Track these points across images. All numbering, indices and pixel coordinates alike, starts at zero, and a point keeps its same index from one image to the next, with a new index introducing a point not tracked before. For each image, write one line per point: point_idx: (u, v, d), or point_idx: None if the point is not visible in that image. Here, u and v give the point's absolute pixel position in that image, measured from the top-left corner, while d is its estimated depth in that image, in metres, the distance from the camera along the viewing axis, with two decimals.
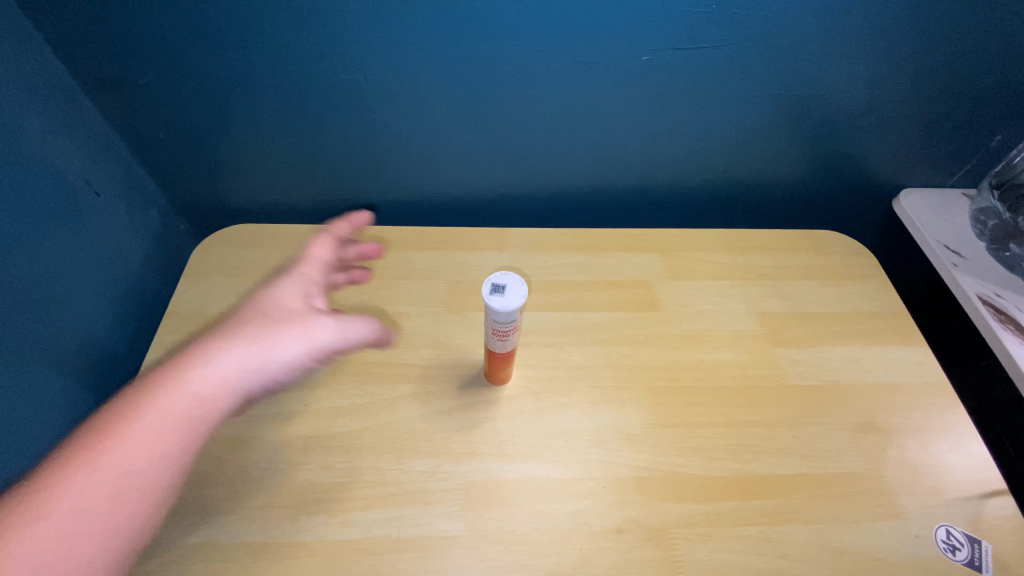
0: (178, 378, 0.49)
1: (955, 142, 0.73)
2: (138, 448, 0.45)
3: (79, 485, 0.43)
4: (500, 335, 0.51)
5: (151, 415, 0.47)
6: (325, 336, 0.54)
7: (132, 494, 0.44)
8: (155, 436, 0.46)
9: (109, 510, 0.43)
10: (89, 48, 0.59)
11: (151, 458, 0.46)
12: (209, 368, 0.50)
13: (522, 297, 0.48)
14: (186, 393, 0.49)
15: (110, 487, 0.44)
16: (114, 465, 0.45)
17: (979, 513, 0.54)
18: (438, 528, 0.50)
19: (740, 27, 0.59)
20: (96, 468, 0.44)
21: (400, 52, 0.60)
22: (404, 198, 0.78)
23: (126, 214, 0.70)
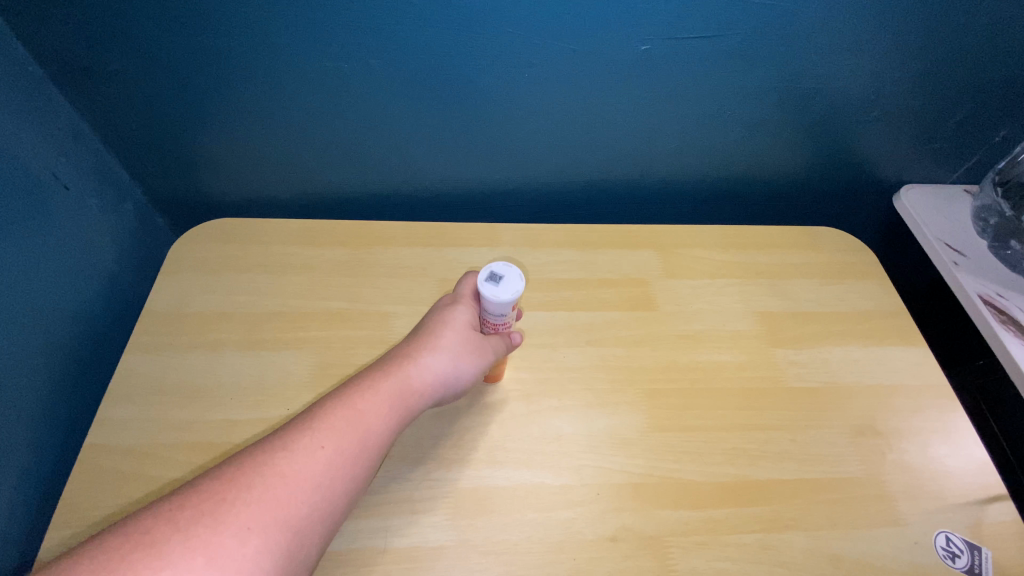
0: (392, 376, 0.46)
1: (959, 137, 0.72)
2: (352, 447, 0.40)
3: (293, 479, 0.37)
4: (491, 324, 0.50)
5: (368, 417, 0.42)
6: (491, 341, 0.51)
7: (340, 498, 0.39)
8: (369, 433, 0.42)
9: (321, 512, 0.37)
10: (54, 33, 0.56)
11: (364, 459, 0.41)
12: (416, 365, 0.47)
13: (518, 291, 0.46)
14: (397, 390, 0.45)
15: (324, 486, 0.38)
16: (336, 463, 0.39)
17: (978, 519, 0.53)
18: (426, 538, 0.49)
19: (743, 16, 0.56)
20: (304, 462, 0.38)
21: (387, 40, 0.57)
22: (393, 191, 0.75)
23: (98, 209, 0.68)
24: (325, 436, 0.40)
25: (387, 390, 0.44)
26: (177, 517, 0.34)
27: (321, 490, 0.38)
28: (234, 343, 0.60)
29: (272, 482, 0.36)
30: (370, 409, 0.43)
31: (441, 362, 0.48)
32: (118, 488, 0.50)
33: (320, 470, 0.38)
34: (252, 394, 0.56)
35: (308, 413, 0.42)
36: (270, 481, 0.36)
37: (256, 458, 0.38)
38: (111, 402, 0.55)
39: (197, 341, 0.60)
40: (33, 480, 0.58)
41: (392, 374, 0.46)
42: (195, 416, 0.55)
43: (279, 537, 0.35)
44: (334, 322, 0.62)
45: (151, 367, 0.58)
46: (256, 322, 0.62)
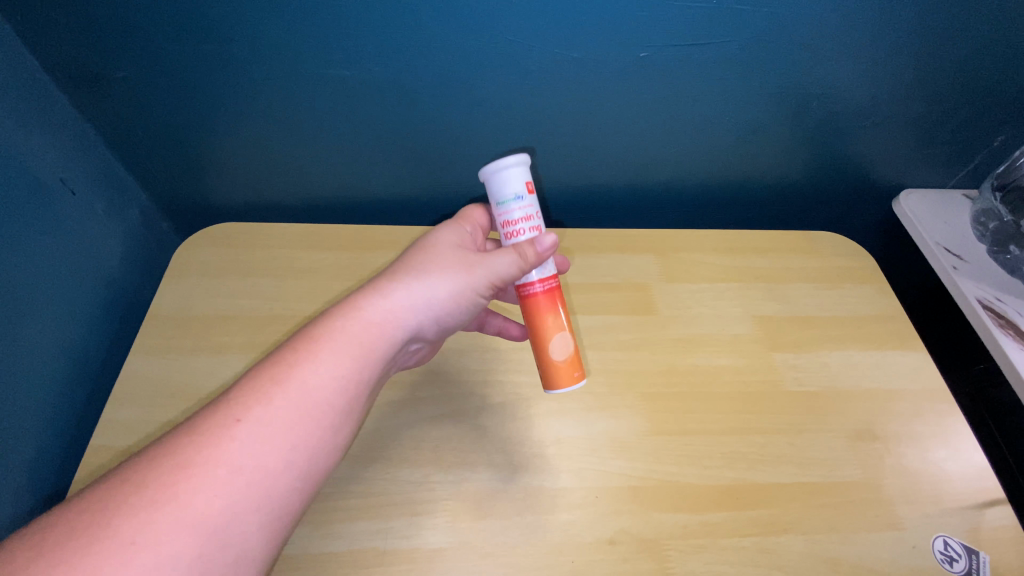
0: (344, 329, 0.43)
1: (957, 142, 0.72)
2: (287, 423, 0.38)
3: (214, 464, 0.35)
4: (512, 228, 0.48)
5: (306, 386, 0.40)
6: (486, 261, 0.48)
7: (274, 479, 0.37)
8: (310, 403, 0.39)
9: (253, 497, 0.35)
10: (61, 41, 0.57)
11: (303, 432, 0.38)
12: (380, 308, 0.45)
13: (519, 158, 0.47)
14: (346, 349, 0.42)
15: (254, 471, 0.36)
16: (268, 440, 0.37)
17: (976, 524, 0.53)
18: (426, 540, 0.49)
19: (739, 23, 0.57)
20: (227, 446, 0.36)
21: (387, 46, 0.57)
22: (395, 195, 0.76)
23: (104, 213, 0.69)
24: (257, 412, 0.38)
25: (333, 350, 0.42)
26: (93, 514, 0.32)
27: (253, 471, 0.36)
28: (237, 346, 0.61)
29: (193, 469, 0.34)
30: (308, 374, 0.40)
31: (414, 302, 0.46)
32: None
33: (249, 453, 0.36)
34: None
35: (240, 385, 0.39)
36: (190, 469, 0.34)
37: (179, 443, 0.36)
38: (116, 404, 0.56)
39: (200, 344, 0.61)
40: (38, 480, 0.59)
41: (340, 330, 0.43)
42: None
43: (200, 532, 0.33)
44: None
45: (156, 370, 0.59)
46: (259, 326, 0.63)
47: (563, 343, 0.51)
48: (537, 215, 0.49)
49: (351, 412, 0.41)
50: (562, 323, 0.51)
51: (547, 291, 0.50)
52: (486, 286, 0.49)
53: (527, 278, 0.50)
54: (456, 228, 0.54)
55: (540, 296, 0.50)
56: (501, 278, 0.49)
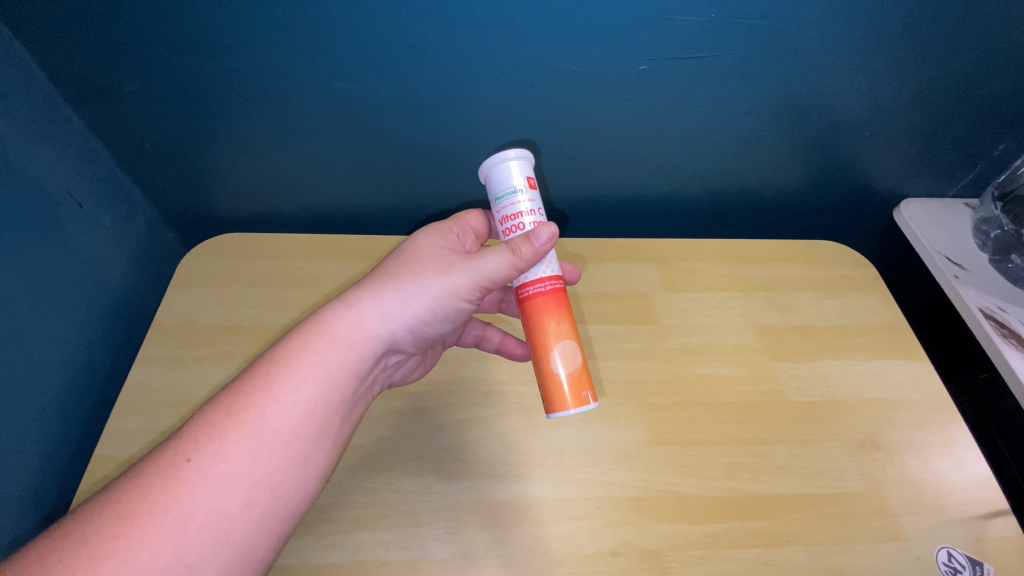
0: (308, 351, 0.45)
1: (957, 152, 0.72)
2: (243, 458, 0.40)
3: (169, 507, 0.38)
4: (514, 221, 0.49)
5: (264, 418, 0.42)
6: (474, 261, 0.49)
7: (231, 516, 0.39)
8: (268, 436, 0.42)
9: (207, 539, 0.38)
10: (70, 58, 0.58)
11: (259, 467, 0.41)
12: (348, 322, 0.47)
13: (521, 154, 0.50)
14: (308, 374, 0.44)
15: (207, 513, 0.38)
16: (224, 476, 0.40)
17: (980, 535, 0.52)
18: (427, 551, 0.49)
19: (739, 37, 0.57)
20: (183, 489, 0.38)
21: (390, 60, 0.58)
22: (397, 204, 0.77)
23: (110, 224, 0.70)
24: (214, 449, 0.40)
25: (293, 378, 0.44)
26: (55, 562, 0.35)
27: (207, 510, 0.38)
28: (241, 356, 0.61)
29: (148, 514, 0.37)
30: (270, 403, 0.42)
31: (385, 315, 0.48)
32: None
33: (202, 496, 0.39)
34: None
35: (202, 417, 0.42)
36: (148, 512, 0.37)
37: (139, 484, 0.39)
38: (120, 414, 0.57)
39: (204, 354, 0.61)
40: (44, 489, 0.59)
41: (302, 354, 0.45)
42: None
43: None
44: None
45: (160, 380, 0.59)
46: (262, 336, 0.63)
47: (564, 353, 0.50)
48: (538, 212, 0.50)
49: (311, 442, 0.43)
50: (564, 330, 0.50)
51: (547, 292, 0.50)
52: (473, 287, 0.50)
53: (526, 279, 0.50)
54: (442, 230, 0.55)
55: (539, 298, 0.50)
56: (490, 278, 0.49)
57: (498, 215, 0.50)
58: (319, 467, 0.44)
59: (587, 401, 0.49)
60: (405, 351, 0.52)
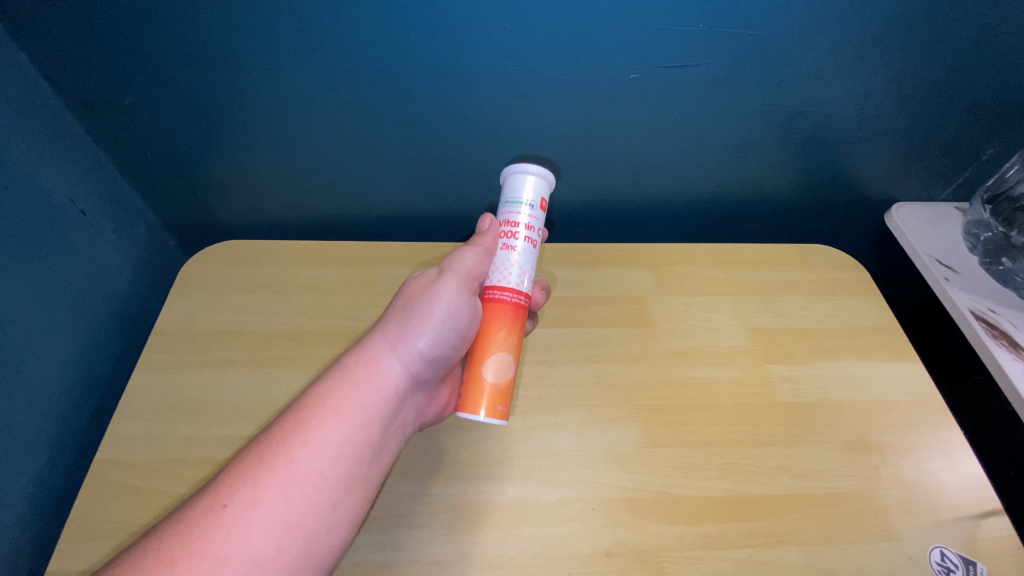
0: (334, 397, 0.48)
1: (946, 156, 0.73)
2: (275, 503, 0.42)
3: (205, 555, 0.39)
4: (511, 226, 0.54)
5: (294, 463, 0.44)
6: (451, 264, 0.54)
7: (265, 559, 0.41)
8: (298, 479, 0.44)
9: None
10: (74, 69, 0.59)
11: (292, 510, 0.43)
12: (362, 363, 0.51)
13: (541, 174, 0.56)
14: (333, 418, 0.47)
15: (242, 557, 0.40)
16: (257, 522, 0.41)
17: (973, 534, 0.53)
18: (424, 553, 0.50)
19: (728, 44, 0.59)
20: (218, 536, 0.40)
21: (386, 70, 0.59)
22: (396, 211, 0.78)
23: (113, 233, 0.71)
24: (247, 495, 0.42)
25: (319, 423, 0.47)
26: None
27: (240, 555, 0.40)
28: (240, 361, 0.62)
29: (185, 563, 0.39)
30: (298, 448, 0.45)
31: (394, 347, 0.52)
32: (128, 501, 0.52)
33: (236, 541, 0.40)
34: (258, 410, 0.58)
35: (235, 465, 0.44)
36: (184, 557, 0.39)
37: (175, 533, 0.40)
38: (121, 419, 0.58)
39: (204, 359, 0.62)
40: (45, 494, 0.60)
41: (328, 399, 0.48)
42: (200, 432, 0.57)
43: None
44: (336, 340, 0.64)
45: (161, 385, 0.60)
46: (261, 341, 0.64)
47: (499, 364, 0.53)
48: (537, 229, 0.55)
49: (341, 485, 0.46)
50: (508, 343, 0.54)
51: (507, 303, 0.53)
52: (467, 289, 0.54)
53: (496, 284, 0.54)
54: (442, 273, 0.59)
55: (495, 305, 0.53)
56: (473, 275, 0.54)
57: (501, 216, 0.55)
58: (350, 511, 0.46)
59: (499, 415, 0.52)
60: (427, 381, 0.54)
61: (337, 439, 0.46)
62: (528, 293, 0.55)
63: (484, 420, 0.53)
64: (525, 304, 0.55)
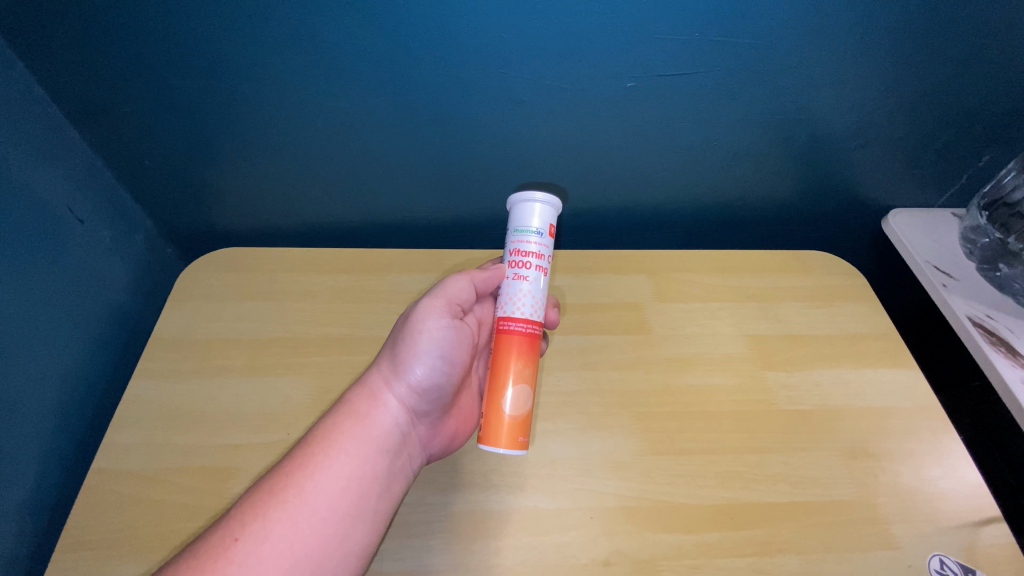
0: (337, 434, 0.51)
1: (942, 162, 0.74)
2: (285, 537, 0.44)
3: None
4: (522, 257, 0.54)
5: (302, 498, 0.46)
6: (431, 289, 0.56)
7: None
8: (307, 514, 0.46)
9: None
10: (73, 77, 0.59)
11: (301, 544, 0.45)
12: (360, 398, 0.53)
13: (548, 199, 0.54)
14: (340, 453, 0.50)
15: None
16: (268, 554, 0.43)
17: (973, 542, 0.52)
18: (421, 562, 0.50)
19: (724, 52, 0.59)
20: (232, 563, 0.42)
21: (384, 78, 0.59)
22: (395, 218, 0.78)
23: (111, 240, 0.71)
24: (259, 529, 0.44)
25: (327, 457, 0.49)
26: None
27: None
28: (237, 369, 0.62)
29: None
30: (305, 483, 0.47)
31: (390, 381, 0.54)
32: (125, 510, 0.52)
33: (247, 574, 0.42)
34: (255, 418, 0.58)
35: (247, 500, 0.46)
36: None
37: (191, 565, 0.42)
38: (119, 427, 0.58)
39: (202, 367, 0.62)
40: (42, 503, 0.60)
41: (334, 435, 0.50)
42: (198, 441, 0.57)
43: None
44: (333, 347, 0.64)
45: (158, 393, 0.60)
46: (258, 348, 0.64)
47: (517, 396, 0.53)
48: (547, 257, 0.55)
49: (349, 518, 0.47)
50: (525, 375, 0.54)
51: (522, 335, 0.54)
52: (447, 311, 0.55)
53: (509, 315, 0.54)
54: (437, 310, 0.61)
55: (508, 337, 0.54)
56: (451, 297, 0.56)
57: (510, 246, 0.55)
58: (358, 545, 0.47)
59: (521, 445, 0.53)
60: (425, 411, 0.55)
61: (342, 474, 0.49)
62: (542, 320, 0.56)
63: (506, 451, 0.53)
64: (538, 333, 0.55)
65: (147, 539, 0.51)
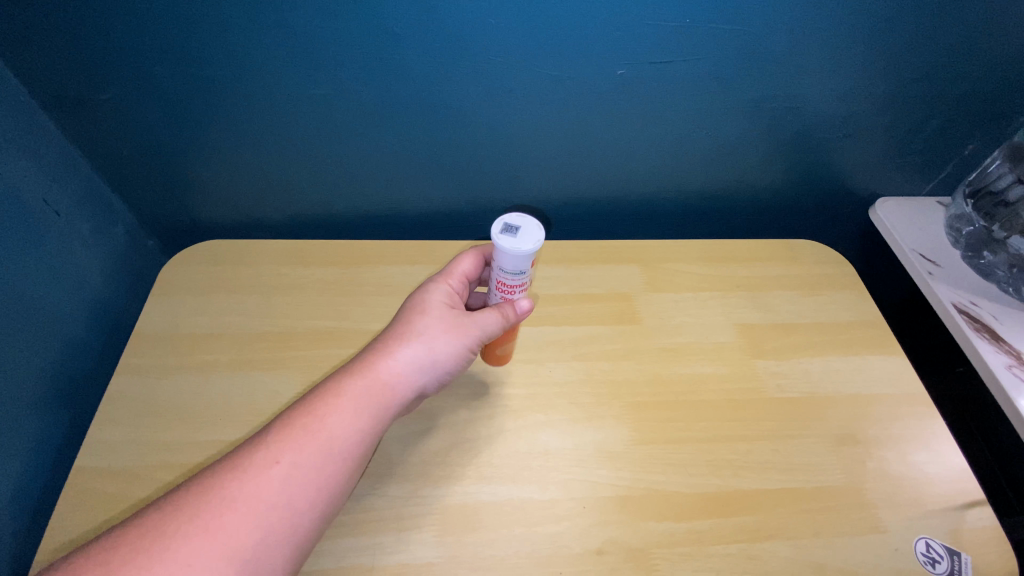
0: (371, 387, 0.46)
1: (929, 151, 0.74)
2: (311, 471, 0.42)
3: (245, 506, 0.39)
4: (504, 286, 0.52)
5: (333, 439, 0.43)
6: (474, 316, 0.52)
7: (295, 518, 0.40)
8: (335, 455, 0.43)
9: (269, 538, 0.39)
10: (46, 63, 0.57)
11: (325, 480, 0.42)
12: (387, 363, 0.48)
13: (532, 251, 0.48)
14: (371, 406, 0.46)
15: (277, 510, 0.40)
16: (296, 481, 0.41)
17: (958, 525, 0.54)
18: (414, 555, 0.49)
19: (715, 40, 0.58)
20: (259, 488, 0.40)
21: (369, 65, 0.58)
22: (383, 210, 0.77)
23: (89, 233, 0.69)
24: (293, 455, 0.42)
25: (361, 407, 0.45)
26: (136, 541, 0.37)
27: (276, 508, 0.40)
28: (223, 364, 0.61)
29: (225, 511, 0.39)
30: (337, 426, 0.44)
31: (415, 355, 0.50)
32: (109, 510, 0.51)
33: (275, 496, 0.40)
34: (243, 413, 0.57)
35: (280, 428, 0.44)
36: (225, 505, 0.39)
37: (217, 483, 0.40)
38: (101, 425, 0.56)
39: (186, 362, 0.61)
40: (23, 504, 0.58)
41: (370, 387, 0.46)
42: (183, 437, 0.56)
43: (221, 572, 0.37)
44: (321, 341, 0.63)
45: (141, 389, 0.59)
46: (245, 343, 0.63)
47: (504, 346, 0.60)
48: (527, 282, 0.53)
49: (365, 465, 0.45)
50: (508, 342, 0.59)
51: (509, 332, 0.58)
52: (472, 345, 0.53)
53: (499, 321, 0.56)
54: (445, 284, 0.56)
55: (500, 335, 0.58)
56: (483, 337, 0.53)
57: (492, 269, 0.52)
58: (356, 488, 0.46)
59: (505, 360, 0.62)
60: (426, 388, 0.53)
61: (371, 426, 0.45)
62: None
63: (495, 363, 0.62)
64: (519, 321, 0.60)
65: None
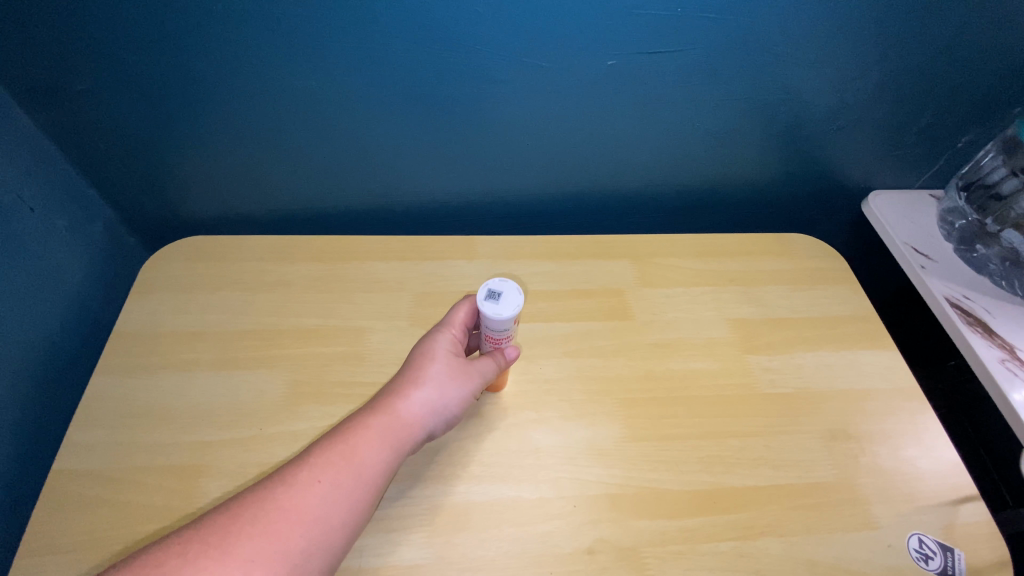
0: (399, 418, 0.47)
1: (922, 144, 0.74)
2: (346, 493, 0.42)
3: (289, 521, 0.39)
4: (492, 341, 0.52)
5: (365, 461, 0.44)
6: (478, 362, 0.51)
7: (330, 539, 0.40)
8: (367, 478, 0.43)
9: (304, 554, 0.39)
10: (18, 54, 0.55)
11: (357, 502, 0.42)
12: (402, 406, 0.47)
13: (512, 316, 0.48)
14: (400, 437, 0.46)
15: (316, 527, 0.40)
16: (332, 502, 0.41)
17: (950, 520, 0.53)
18: (402, 556, 0.49)
19: (708, 31, 0.57)
20: (305, 503, 0.40)
21: (355, 57, 0.57)
22: (370, 205, 0.75)
23: (66, 230, 0.67)
24: (333, 476, 0.42)
25: (393, 435, 0.46)
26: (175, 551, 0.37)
27: (314, 526, 0.40)
28: (206, 363, 0.60)
29: (276, 523, 0.39)
30: (370, 453, 0.44)
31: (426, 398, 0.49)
32: (88, 513, 0.50)
33: (317, 513, 0.40)
34: (227, 413, 0.56)
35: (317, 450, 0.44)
36: (267, 517, 0.39)
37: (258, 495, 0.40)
38: (80, 426, 0.55)
39: (167, 361, 0.60)
40: None
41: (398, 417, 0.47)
42: (165, 438, 0.54)
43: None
44: (307, 339, 0.62)
45: (121, 389, 0.57)
46: (229, 341, 0.61)
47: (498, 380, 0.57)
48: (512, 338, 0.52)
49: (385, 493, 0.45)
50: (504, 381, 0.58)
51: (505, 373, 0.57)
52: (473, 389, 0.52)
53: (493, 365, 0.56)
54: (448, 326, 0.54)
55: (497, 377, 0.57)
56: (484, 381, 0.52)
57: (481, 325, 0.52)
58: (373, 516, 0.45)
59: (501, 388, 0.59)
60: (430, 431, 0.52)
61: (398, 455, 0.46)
62: None
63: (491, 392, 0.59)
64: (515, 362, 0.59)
65: (111, 541, 0.49)
